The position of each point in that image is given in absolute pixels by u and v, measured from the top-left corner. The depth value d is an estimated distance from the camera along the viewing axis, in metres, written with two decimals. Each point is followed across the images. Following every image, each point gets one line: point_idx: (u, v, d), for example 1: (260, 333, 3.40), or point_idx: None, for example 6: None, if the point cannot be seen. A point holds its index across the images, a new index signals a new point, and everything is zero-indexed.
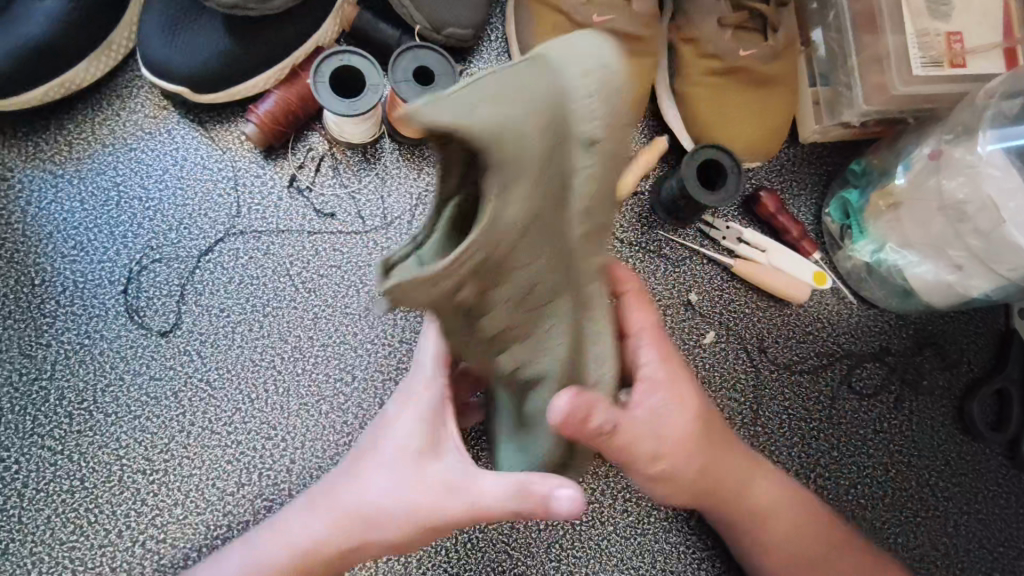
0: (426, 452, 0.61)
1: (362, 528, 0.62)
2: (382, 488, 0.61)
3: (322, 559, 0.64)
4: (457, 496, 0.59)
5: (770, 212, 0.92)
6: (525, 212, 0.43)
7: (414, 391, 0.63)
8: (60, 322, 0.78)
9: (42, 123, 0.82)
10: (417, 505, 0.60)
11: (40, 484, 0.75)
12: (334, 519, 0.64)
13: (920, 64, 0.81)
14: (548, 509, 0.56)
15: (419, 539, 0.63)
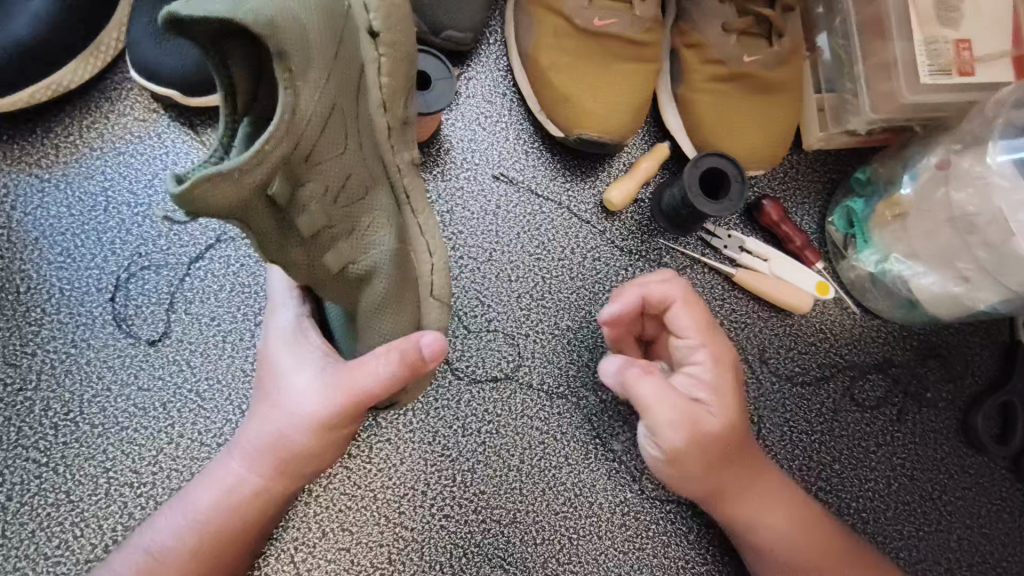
0: (307, 364, 0.66)
1: (278, 453, 0.64)
2: (283, 410, 0.64)
3: (244, 498, 0.66)
4: (343, 387, 0.62)
5: (773, 221, 0.90)
6: (323, 101, 0.54)
7: (278, 319, 0.70)
8: (46, 330, 0.76)
9: (29, 125, 0.79)
10: (311, 412, 0.63)
11: (24, 497, 0.73)
12: (248, 457, 0.66)
13: (929, 72, 0.77)
14: (420, 361, 0.62)
15: (325, 450, 0.65)
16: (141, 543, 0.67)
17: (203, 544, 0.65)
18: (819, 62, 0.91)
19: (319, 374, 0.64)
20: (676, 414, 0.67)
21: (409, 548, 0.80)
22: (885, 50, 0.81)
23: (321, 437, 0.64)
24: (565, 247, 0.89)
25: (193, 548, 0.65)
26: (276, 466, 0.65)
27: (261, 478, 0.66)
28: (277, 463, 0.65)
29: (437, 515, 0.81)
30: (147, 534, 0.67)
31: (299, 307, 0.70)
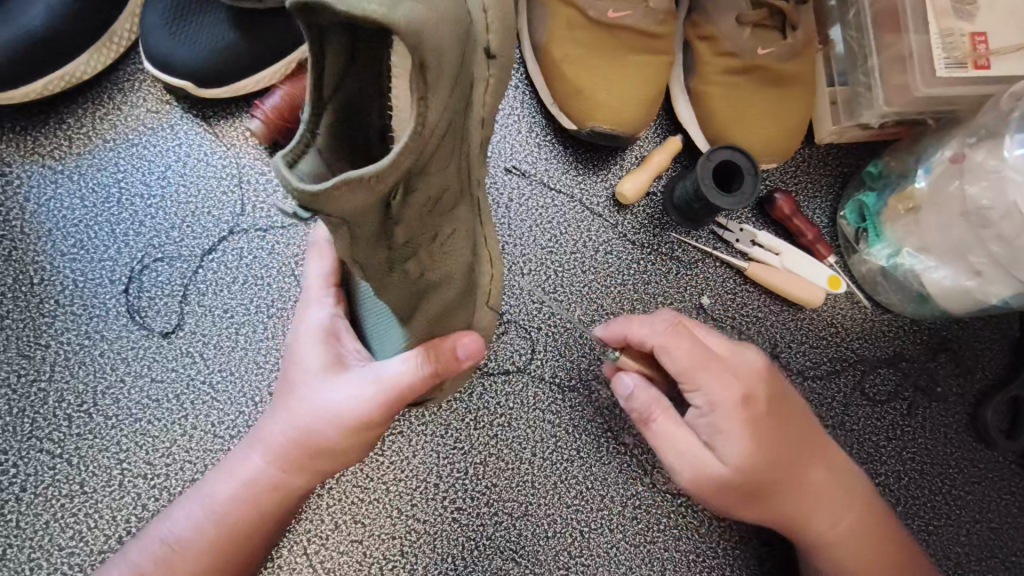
0: (337, 364, 0.67)
1: (302, 448, 0.65)
2: (314, 405, 0.65)
3: (266, 492, 0.66)
4: (376, 386, 0.63)
5: (785, 215, 0.90)
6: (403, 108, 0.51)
7: (309, 314, 0.71)
8: (59, 322, 0.76)
9: (41, 116, 0.79)
10: (343, 409, 0.64)
11: (38, 488, 0.73)
12: (270, 451, 0.66)
13: (946, 65, 0.77)
14: (456, 362, 0.61)
15: (352, 449, 0.66)
16: (156, 533, 0.67)
17: (222, 535, 0.66)
18: (832, 54, 0.91)
19: (352, 372, 0.66)
20: (670, 444, 0.65)
21: (422, 541, 0.80)
22: (901, 43, 0.81)
23: (350, 436, 0.64)
24: (577, 240, 0.89)
25: (212, 539, 0.65)
26: (297, 461, 0.66)
27: (283, 472, 0.66)
28: (298, 458, 0.66)
29: (449, 507, 0.81)
30: (163, 524, 0.67)
31: (332, 307, 0.71)
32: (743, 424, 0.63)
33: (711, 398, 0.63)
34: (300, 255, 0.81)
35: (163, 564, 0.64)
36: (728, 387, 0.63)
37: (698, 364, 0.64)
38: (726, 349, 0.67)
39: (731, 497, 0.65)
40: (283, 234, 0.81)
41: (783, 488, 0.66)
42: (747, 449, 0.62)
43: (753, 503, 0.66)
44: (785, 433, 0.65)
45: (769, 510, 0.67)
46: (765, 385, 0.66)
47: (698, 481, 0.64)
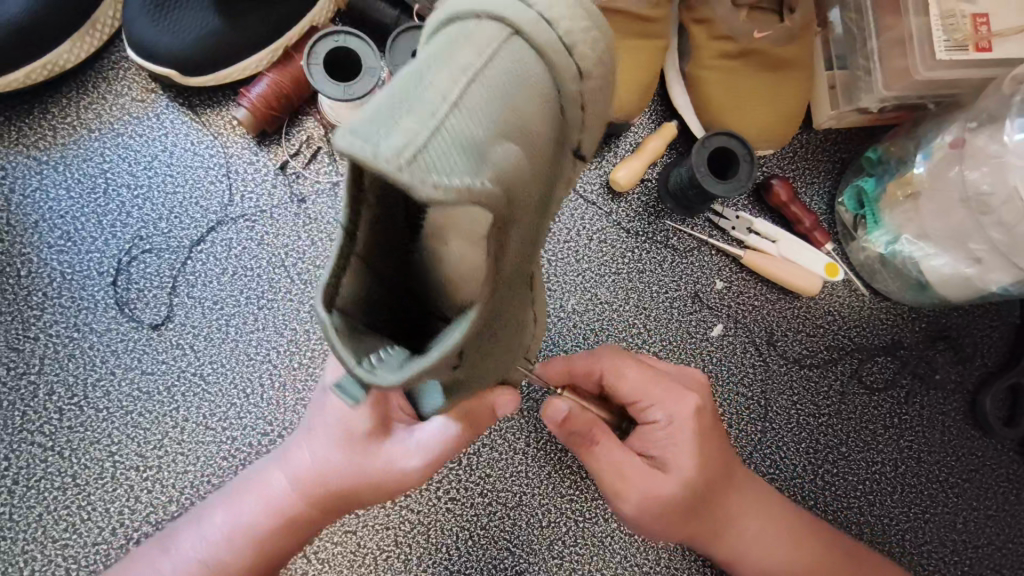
0: (376, 430, 0.61)
1: (335, 498, 0.63)
2: (352, 465, 0.61)
3: (292, 524, 0.64)
4: (419, 453, 0.61)
5: (782, 202, 0.89)
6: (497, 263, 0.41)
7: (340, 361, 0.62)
8: (47, 314, 0.76)
9: (25, 106, 0.78)
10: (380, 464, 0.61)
11: (31, 481, 0.73)
12: (300, 489, 0.63)
13: (945, 48, 0.74)
14: (486, 415, 0.62)
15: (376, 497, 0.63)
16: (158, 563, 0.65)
17: (243, 562, 0.64)
18: (831, 37, 0.89)
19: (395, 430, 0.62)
20: (614, 473, 0.63)
21: (416, 531, 0.80)
22: (901, 25, 0.79)
23: (376, 488, 0.62)
24: (571, 229, 0.88)
25: (242, 562, 0.64)
26: (327, 505, 0.63)
27: (312, 511, 0.64)
28: (327, 504, 0.63)
29: (442, 497, 0.81)
30: (174, 543, 0.66)
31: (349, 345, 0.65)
32: (694, 438, 0.64)
33: (671, 414, 0.64)
34: (290, 246, 0.80)
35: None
36: (685, 401, 0.65)
37: (647, 383, 0.65)
38: (674, 369, 0.69)
39: (665, 516, 0.64)
40: (272, 225, 0.80)
41: (711, 510, 0.67)
42: (694, 460, 0.63)
43: (686, 522, 0.66)
44: (725, 460, 0.67)
45: (699, 528, 0.68)
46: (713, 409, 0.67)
47: (646, 502, 0.63)
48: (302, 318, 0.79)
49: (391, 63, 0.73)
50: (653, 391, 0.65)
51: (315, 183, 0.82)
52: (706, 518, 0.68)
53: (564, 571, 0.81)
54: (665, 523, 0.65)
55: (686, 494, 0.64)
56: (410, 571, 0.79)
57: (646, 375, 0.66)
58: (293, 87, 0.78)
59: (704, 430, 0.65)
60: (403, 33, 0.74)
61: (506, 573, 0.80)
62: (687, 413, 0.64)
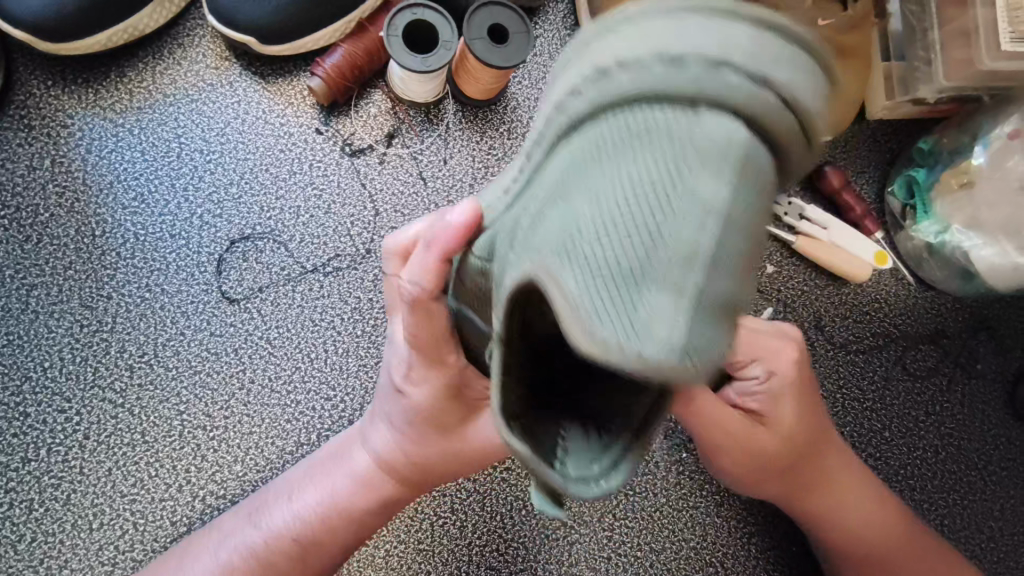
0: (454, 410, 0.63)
1: (416, 470, 0.66)
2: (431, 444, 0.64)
3: (377, 495, 0.67)
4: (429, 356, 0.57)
5: (836, 189, 0.91)
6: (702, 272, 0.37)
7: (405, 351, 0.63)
8: (120, 274, 0.77)
9: (102, 70, 0.79)
10: (441, 415, 0.62)
11: (101, 436, 0.74)
12: (385, 465, 0.66)
13: (1009, 39, 0.76)
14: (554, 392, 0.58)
15: (463, 467, 0.67)
16: (240, 535, 0.67)
17: (337, 533, 0.67)
18: (889, 29, 0.91)
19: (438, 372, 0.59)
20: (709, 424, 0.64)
21: (471, 499, 0.81)
22: (965, 17, 0.81)
23: (462, 459, 0.65)
24: None
25: (333, 534, 0.67)
26: (411, 477, 0.67)
27: (396, 484, 0.67)
28: (411, 476, 0.67)
29: (498, 468, 0.82)
30: (261, 513, 0.68)
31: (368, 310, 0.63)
32: (793, 390, 0.66)
33: (768, 369, 0.65)
34: (356, 216, 0.82)
35: (250, 556, 0.66)
36: (785, 355, 0.66)
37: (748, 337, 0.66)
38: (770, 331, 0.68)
39: (770, 468, 0.68)
40: (340, 195, 0.82)
41: (813, 468, 0.70)
42: (793, 415, 0.66)
43: (794, 474, 0.69)
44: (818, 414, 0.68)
45: (800, 485, 0.70)
46: (807, 368, 0.68)
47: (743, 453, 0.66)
48: (366, 287, 0.80)
49: (466, 39, 0.74)
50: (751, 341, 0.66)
51: (381, 155, 0.83)
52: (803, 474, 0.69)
53: (614, 542, 0.83)
54: (755, 464, 0.67)
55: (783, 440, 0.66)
56: (465, 538, 0.80)
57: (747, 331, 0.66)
58: (366, 58, 0.79)
59: (800, 381, 0.67)
60: (476, 10, 0.74)
61: (557, 543, 0.82)
62: (786, 362, 0.66)
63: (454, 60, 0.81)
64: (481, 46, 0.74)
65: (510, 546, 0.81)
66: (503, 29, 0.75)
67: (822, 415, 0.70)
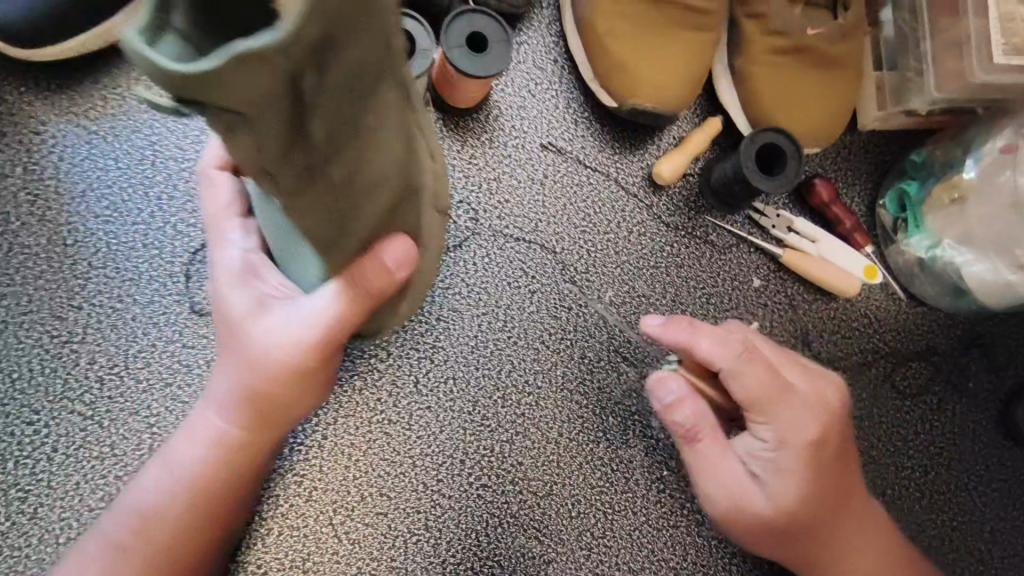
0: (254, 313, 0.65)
1: (260, 405, 0.66)
2: (256, 343, 0.64)
3: (219, 450, 0.66)
4: (313, 323, 0.61)
5: (823, 203, 0.89)
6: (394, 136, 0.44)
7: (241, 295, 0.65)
8: (92, 284, 0.76)
9: (76, 75, 0.78)
10: (284, 363, 0.64)
11: (69, 449, 0.73)
12: (232, 411, 0.66)
13: (1003, 51, 0.74)
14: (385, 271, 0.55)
15: (307, 393, 0.67)
16: (129, 500, 0.66)
17: (199, 495, 0.66)
18: (882, 38, 0.89)
19: (279, 310, 0.64)
20: (727, 474, 0.67)
21: (447, 516, 0.80)
22: (958, 28, 0.79)
23: (291, 387, 0.65)
24: (612, 221, 0.88)
25: (180, 512, 0.65)
26: (252, 412, 0.66)
27: (241, 431, 0.67)
28: (255, 419, 0.67)
29: (475, 484, 0.81)
30: (146, 482, 0.67)
31: (249, 241, 0.67)
32: (803, 462, 0.66)
33: (779, 434, 0.66)
34: None
35: (140, 534, 0.64)
36: (805, 421, 0.67)
37: (763, 392, 0.67)
38: (806, 383, 0.70)
39: (768, 531, 0.67)
40: None
41: (821, 529, 0.68)
42: (795, 488, 0.66)
43: (792, 544, 0.68)
44: (831, 478, 0.68)
45: (802, 552, 0.69)
46: (830, 427, 0.68)
47: (737, 513, 0.67)
48: None
49: (444, 47, 0.73)
50: (767, 394, 0.66)
51: None
52: (813, 539, 0.68)
53: (592, 561, 0.81)
54: (761, 529, 0.67)
55: (784, 511, 0.66)
56: (440, 556, 0.79)
57: (766, 385, 0.66)
58: None
59: (818, 452, 0.67)
60: (456, 18, 0.73)
61: (534, 562, 0.80)
62: (802, 437, 0.66)
63: (435, 73, 0.80)
64: (460, 55, 0.73)
65: (486, 564, 0.80)
66: (482, 37, 0.74)
67: (846, 464, 0.70)
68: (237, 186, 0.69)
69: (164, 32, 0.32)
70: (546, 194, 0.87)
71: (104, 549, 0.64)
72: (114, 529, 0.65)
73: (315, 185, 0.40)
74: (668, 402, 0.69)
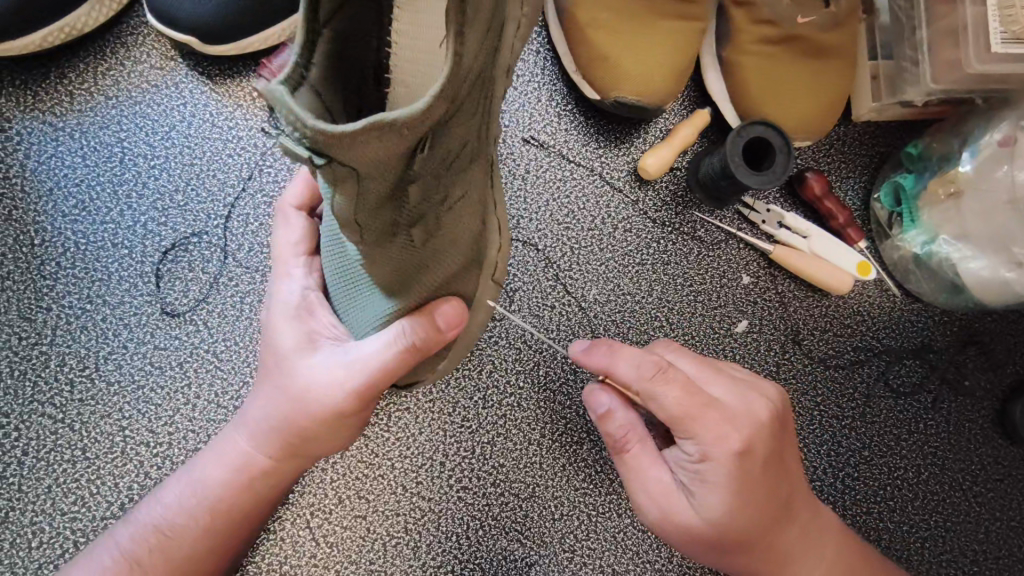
0: (303, 348, 0.63)
1: (290, 442, 0.64)
2: (295, 379, 0.62)
3: (247, 476, 0.66)
4: (357, 368, 0.59)
5: (816, 196, 0.85)
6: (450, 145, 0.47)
7: (290, 333, 0.64)
8: (61, 285, 0.74)
9: (42, 70, 0.76)
10: (324, 407, 0.61)
11: (40, 453, 0.72)
12: (262, 440, 0.65)
13: (1002, 40, 0.72)
14: (436, 331, 0.57)
15: (342, 435, 0.65)
16: (147, 514, 0.66)
17: (219, 518, 0.66)
18: (876, 25, 0.85)
19: (328, 351, 0.62)
20: (654, 489, 0.63)
21: (426, 519, 0.78)
22: (954, 15, 0.75)
23: (318, 425, 0.62)
24: (596, 216, 0.85)
25: (199, 527, 0.65)
26: (279, 445, 0.65)
27: (267, 458, 0.66)
28: (282, 452, 0.65)
29: (455, 486, 0.79)
30: (168, 489, 0.67)
31: (310, 279, 0.66)
32: (727, 481, 0.59)
33: (704, 449, 0.59)
34: None
35: (159, 552, 0.64)
36: (727, 440, 0.59)
37: (685, 409, 0.59)
38: (733, 397, 0.63)
39: (703, 545, 0.63)
40: None
41: (759, 541, 0.64)
42: (722, 507, 0.60)
43: (728, 553, 0.64)
44: (770, 491, 0.62)
45: (748, 560, 0.66)
46: (764, 441, 0.61)
47: (665, 522, 0.63)
48: None
49: None
50: (686, 411, 0.59)
51: None
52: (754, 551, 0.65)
53: (575, 564, 0.80)
54: (695, 544, 0.64)
55: (716, 530, 0.61)
56: (419, 559, 0.78)
57: (687, 399, 0.59)
58: None
59: (746, 470, 0.60)
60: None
61: (516, 565, 0.79)
62: (727, 452, 0.59)
63: None
64: None
65: (466, 567, 0.78)
66: None
67: (784, 476, 0.64)
68: (308, 227, 0.68)
69: (297, 90, 0.39)
70: (528, 189, 0.84)
71: (119, 557, 0.63)
72: (129, 542, 0.64)
73: (398, 242, 0.52)
74: (600, 414, 0.65)
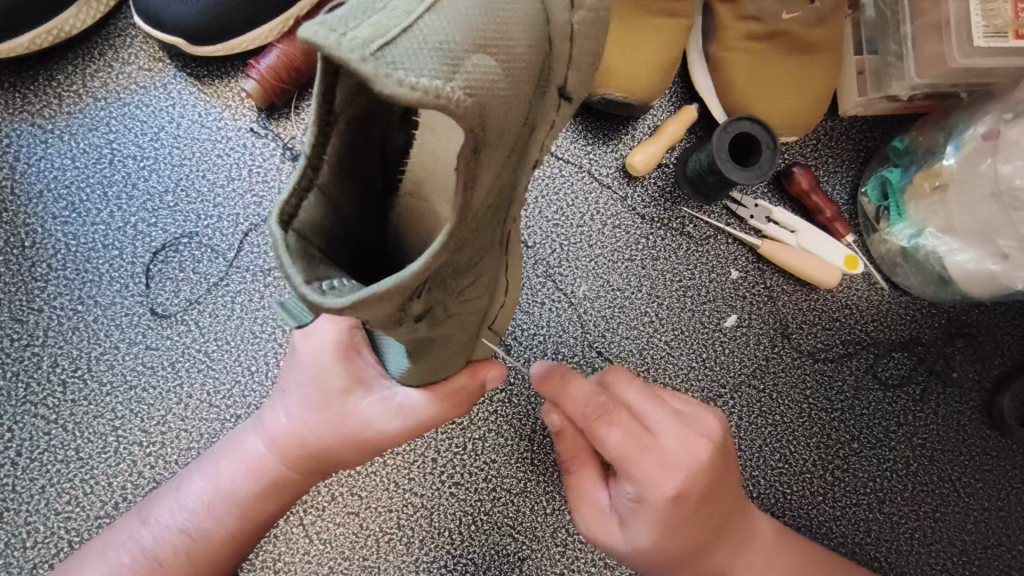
0: (350, 388, 0.64)
1: (327, 463, 0.67)
2: (343, 415, 0.64)
3: (276, 492, 0.67)
4: (406, 424, 0.63)
5: (804, 190, 0.86)
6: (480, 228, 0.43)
7: (331, 373, 0.64)
8: (52, 286, 0.75)
9: (30, 73, 0.76)
10: (375, 443, 0.65)
11: (34, 453, 0.72)
12: (294, 460, 0.66)
13: (983, 34, 0.72)
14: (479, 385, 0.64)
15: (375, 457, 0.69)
16: (166, 520, 0.66)
17: (242, 525, 0.67)
18: (862, 20, 0.86)
19: (375, 393, 0.63)
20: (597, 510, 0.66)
21: (418, 515, 0.79)
22: (938, 9, 0.76)
23: (363, 454, 0.66)
24: (586, 213, 0.86)
25: (225, 534, 0.66)
26: (314, 466, 0.67)
27: (300, 475, 0.67)
28: (316, 470, 0.67)
29: (447, 482, 0.80)
30: (189, 492, 0.67)
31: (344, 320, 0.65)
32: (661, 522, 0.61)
33: (642, 492, 0.60)
34: None
35: (185, 555, 0.65)
36: (665, 485, 0.59)
37: (626, 452, 0.59)
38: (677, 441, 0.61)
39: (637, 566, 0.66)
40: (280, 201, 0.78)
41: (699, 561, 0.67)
42: (653, 538, 0.62)
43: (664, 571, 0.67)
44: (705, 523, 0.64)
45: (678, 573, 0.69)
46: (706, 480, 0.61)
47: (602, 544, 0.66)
48: None
49: None
50: (625, 454, 0.60)
51: None
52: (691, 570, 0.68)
53: (567, 559, 0.80)
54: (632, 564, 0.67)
55: (649, 558, 0.64)
56: (413, 554, 0.79)
57: (630, 441, 0.60)
58: (303, 59, 0.75)
59: (677, 514, 0.61)
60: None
61: (508, 559, 0.80)
62: (662, 496, 0.59)
63: None
64: None
65: (459, 562, 0.79)
66: None
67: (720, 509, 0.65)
68: None
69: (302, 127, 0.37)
70: None
71: (139, 559, 0.65)
72: (152, 543, 0.65)
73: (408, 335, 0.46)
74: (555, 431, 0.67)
